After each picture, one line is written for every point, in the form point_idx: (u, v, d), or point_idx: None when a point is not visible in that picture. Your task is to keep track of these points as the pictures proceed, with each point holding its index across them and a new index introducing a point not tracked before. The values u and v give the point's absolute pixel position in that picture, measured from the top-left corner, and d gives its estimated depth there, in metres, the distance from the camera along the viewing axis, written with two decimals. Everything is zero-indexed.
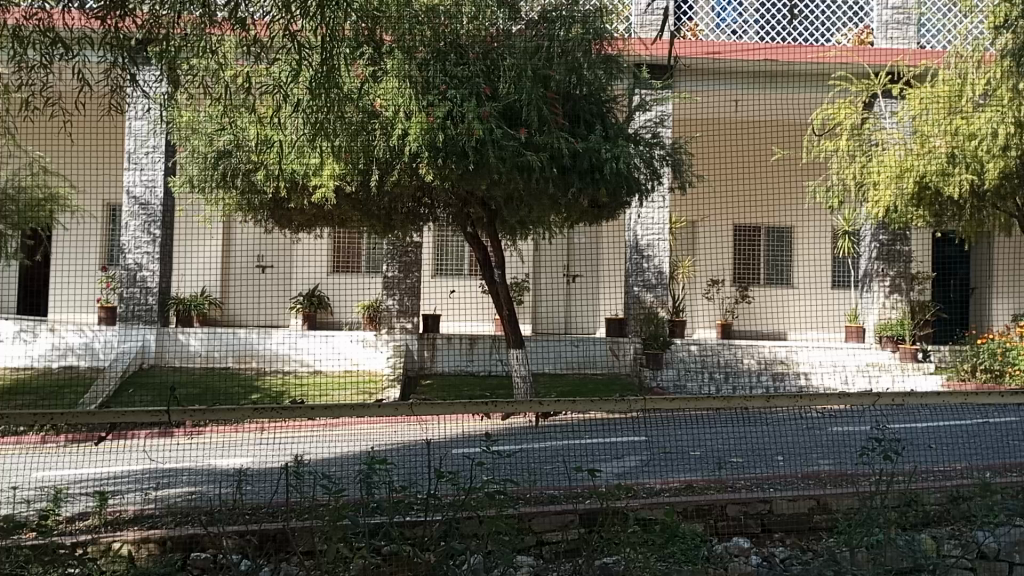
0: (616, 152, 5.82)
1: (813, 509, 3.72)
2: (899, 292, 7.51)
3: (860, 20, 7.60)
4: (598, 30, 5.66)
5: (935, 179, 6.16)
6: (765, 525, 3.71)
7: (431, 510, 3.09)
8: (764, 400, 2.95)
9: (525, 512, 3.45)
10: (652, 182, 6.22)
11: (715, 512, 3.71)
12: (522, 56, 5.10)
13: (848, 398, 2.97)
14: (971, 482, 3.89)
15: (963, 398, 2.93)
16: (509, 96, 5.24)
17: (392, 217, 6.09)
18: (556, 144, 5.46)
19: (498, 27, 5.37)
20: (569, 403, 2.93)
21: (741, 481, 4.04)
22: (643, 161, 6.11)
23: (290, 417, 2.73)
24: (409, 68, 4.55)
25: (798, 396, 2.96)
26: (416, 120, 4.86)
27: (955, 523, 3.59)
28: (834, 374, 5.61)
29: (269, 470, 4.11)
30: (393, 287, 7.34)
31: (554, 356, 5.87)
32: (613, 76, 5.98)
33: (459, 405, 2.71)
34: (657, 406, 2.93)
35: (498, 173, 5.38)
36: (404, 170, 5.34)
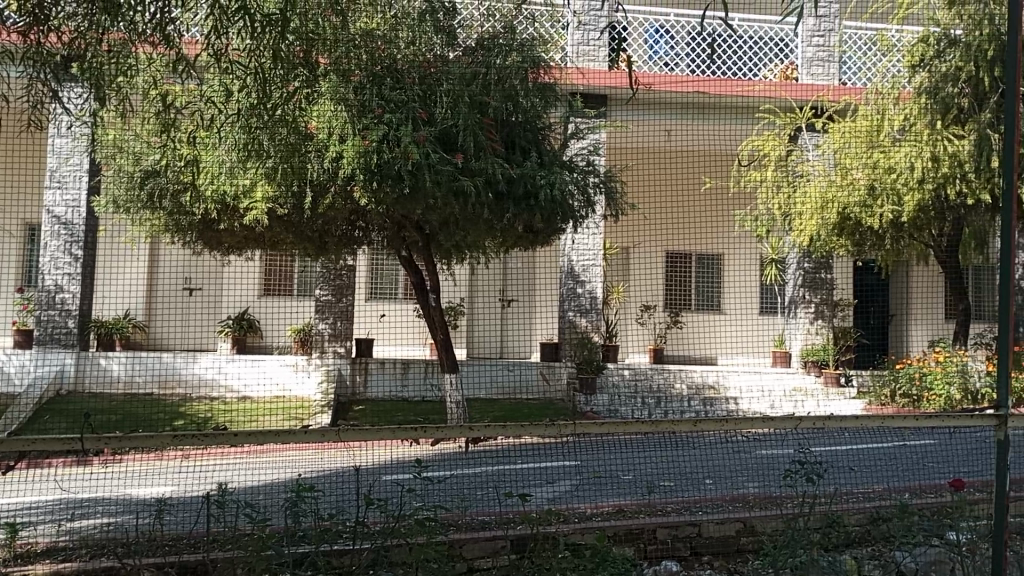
0: (551, 179, 5.89)
1: (740, 531, 3.80)
2: (824, 318, 7.76)
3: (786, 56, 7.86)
4: (534, 57, 5.75)
5: (858, 211, 6.43)
6: (694, 548, 3.76)
7: (360, 538, 3.04)
8: (692, 424, 2.99)
9: (456, 539, 3.43)
10: (585, 211, 6.37)
11: (645, 536, 3.74)
12: (460, 80, 4.97)
13: (772, 422, 3.03)
14: (890, 503, 4.01)
15: (881, 422, 3.01)
16: (445, 120, 5.27)
17: (325, 240, 6.02)
18: (491, 170, 5.52)
19: (435, 51, 5.32)
20: (500, 428, 2.92)
21: (671, 505, 4.10)
22: (578, 188, 6.26)
23: (212, 445, 2.65)
24: (343, 91, 4.60)
25: (724, 420, 3.02)
26: (352, 143, 4.96)
27: (875, 544, 3.71)
28: (761, 400, 5.67)
29: (191, 500, 3.99)
30: (326, 310, 7.51)
31: (486, 382, 5.95)
32: (549, 105, 6.06)
33: (389, 431, 2.67)
34: (588, 430, 2.96)
35: (434, 198, 5.45)
36: (338, 194, 5.34)
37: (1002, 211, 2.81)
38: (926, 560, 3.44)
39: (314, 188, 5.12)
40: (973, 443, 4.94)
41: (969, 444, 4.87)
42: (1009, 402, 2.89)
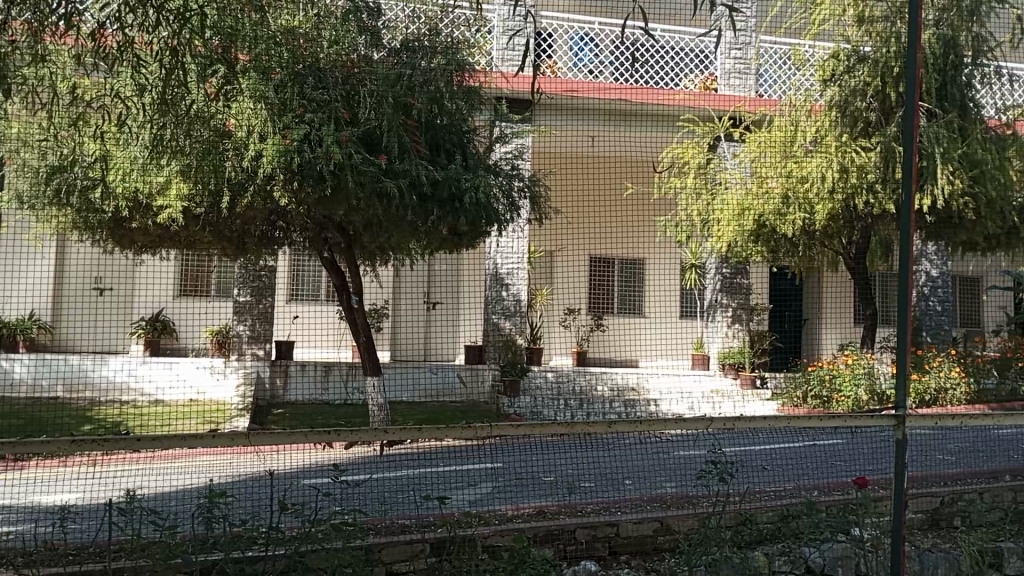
0: (475, 182, 5.91)
1: (657, 530, 3.87)
2: (740, 321, 8.11)
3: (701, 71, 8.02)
4: (459, 61, 5.79)
5: (773, 219, 6.62)
6: (612, 547, 3.83)
7: (274, 544, 2.99)
8: (606, 425, 3.04)
9: (375, 542, 3.41)
10: (511, 214, 6.40)
11: (564, 537, 3.78)
12: (383, 83, 5.01)
13: (684, 423, 3.11)
14: (799, 501, 4.15)
15: (787, 422, 3.12)
16: (369, 121, 5.24)
17: (245, 241, 5.94)
18: (416, 172, 5.51)
19: (359, 53, 5.27)
20: (416, 432, 2.91)
21: (590, 506, 4.15)
22: (502, 192, 6.33)
23: (115, 450, 2.56)
24: (262, 87, 4.79)
25: (637, 421, 3.08)
26: (270, 142, 5.00)
27: (785, 540, 3.84)
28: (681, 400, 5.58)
29: (99, 508, 3.85)
30: (244, 313, 7.43)
31: (406, 384, 5.96)
32: (474, 109, 6.07)
33: (302, 435, 2.62)
34: (506, 432, 2.98)
35: (357, 199, 5.42)
36: (258, 194, 5.26)
37: (901, 222, 2.94)
38: (831, 555, 3.66)
39: (232, 187, 5.12)
40: (877, 442, 5.14)
41: (872, 442, 5.07)
42: (906, 403, 3.04)
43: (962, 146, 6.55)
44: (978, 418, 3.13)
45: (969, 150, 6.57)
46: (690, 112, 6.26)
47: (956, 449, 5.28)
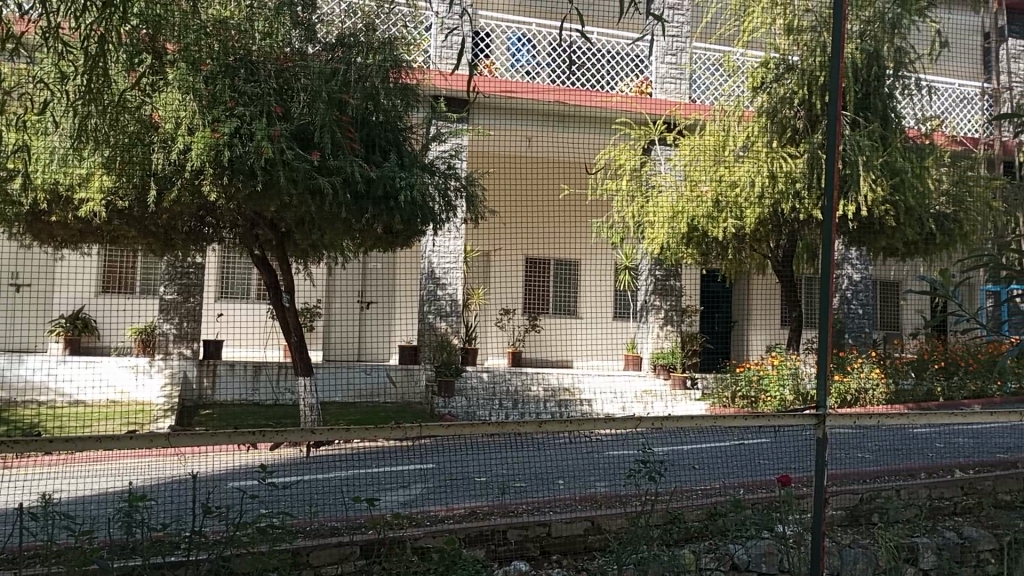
0: (411, 180, 5.81)
1: (587, 529, 3.91)
2: (672, 323, 8.18)
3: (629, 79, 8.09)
4: (394, 58, 5.82)
5: (704, 221, 6.87)
6: (543, 547, 3.85)
7: (196, 548, 2.92)
8: (537, 425, 3.05)
9: (303, 544, 3.36)
10: (447, 214, 6.39)
11: (496, 537, 3.79)
12: (317, 78, 5.18)
13: (614, 422, 3.14)
14: (725, 499, 4.25)
15: (713, 421, 3.18)
16: (303, 117, 5.23)
17: (171, 237, 6.03)
18: (350, 169, 5.42)
19: (293, 47, 5.50)
20: (344, 433, 2.87)
21: (521, 506, 4.17)
22: (438, 192, 6.32)
23: (25, 452, 2.46)
24: (192, 77, 4.93)
25: (568, 421, 3.10)
26: (200, 135, 4.93)
27: (712, 537, 3.95)
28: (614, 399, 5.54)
29: (10, 514, 3.69)
30: (171, 311, 7.23)
31: (335, 386, 6.01)
32: (411, 106, 6.01)
33: (224, 436, 2.55)
34: (435, 433, 2.96)
35: (288, 195, 5.31)
36: (185, 189, 5.18)
37: (823, 226, 3.03)
38: (756, 552, 3.76)
39: (158, 181, 5.11)
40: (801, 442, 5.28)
41: (795, 440, 5.22)
42: (827, 402, 3.14)
43: (883, 155, 6.85)
44: (894, 417, 3.23)
45: (890, 158, 6.87)
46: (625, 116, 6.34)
47: (875, 447, 5.47)
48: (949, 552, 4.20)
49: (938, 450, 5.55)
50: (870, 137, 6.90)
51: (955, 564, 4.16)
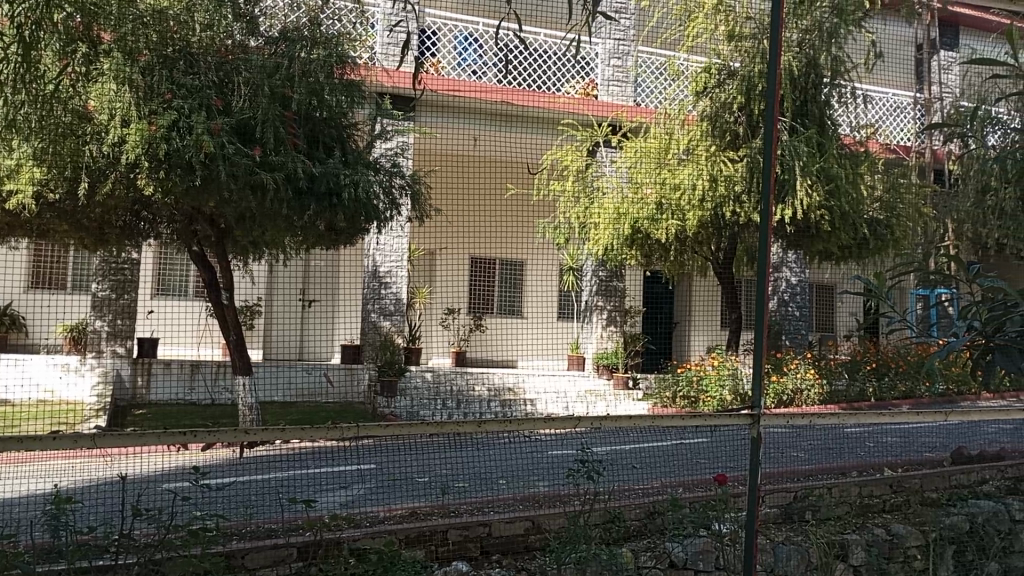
0: (355, 178, 6.04)
1: (528, 529, 3.94)
2: (614, 323, 8.28)
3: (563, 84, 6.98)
4: (339, 54, 5.70)
5: (647, 222, 6.72)
6: (484, 547, 3.87)
7: (125, 551, 2.86)
8: (476, 425, 3.05)
9: (238, 547, 3.32)
10: (392, 212, 6.49)
11: (436, 538, 3.82)
12: (259, 73, 5.16)
13: (553, 422, 3.16)
14: (664, 498, 4.32)
15: (652, 421, 3.22)
16: (243, 111, 5.32)
17: (104, 230, 5.86)
18: (293, 165, 5.62)
19: (235, 40, 5.37)
20: (280, 433, 2.83)
21: (462, 505, 4.18)
22: (382, 189, 6.43)
23: None
24: (127, 68, 4.62)
25: (508, 421, 3.10)
26: (134, 127, 4.93)
27: (651, 536, 4.06)
28: (558, 400, 5.65)
29: None
30: (104, 308, 7.02)
31: (285, 384, 5.69)
32: (354, 104, 5.96)
33: (152, 437, 2.48)
34: (373, 433, 2.94)
35: (228, 190, 5.45)
36: (119, 182, 5.25)
37: (761, 230, 3.10)
38: (694, 550, 3.89)
39: (91, 173, 5.00)
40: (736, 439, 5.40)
41: (730, 438, 5.33)
42: (762, 402, 3.21)
43: (819, 161, 7.17)
44: (826, 417, 3.33)
45: (826, 165, 7.19)
46: (570, 117, 6.10)
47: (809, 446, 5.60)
48: (878, 549, 4.34)
49: (868, 449, 5.72)
50: (808, 144, 7.18)
51: (883, 560, 4.30)
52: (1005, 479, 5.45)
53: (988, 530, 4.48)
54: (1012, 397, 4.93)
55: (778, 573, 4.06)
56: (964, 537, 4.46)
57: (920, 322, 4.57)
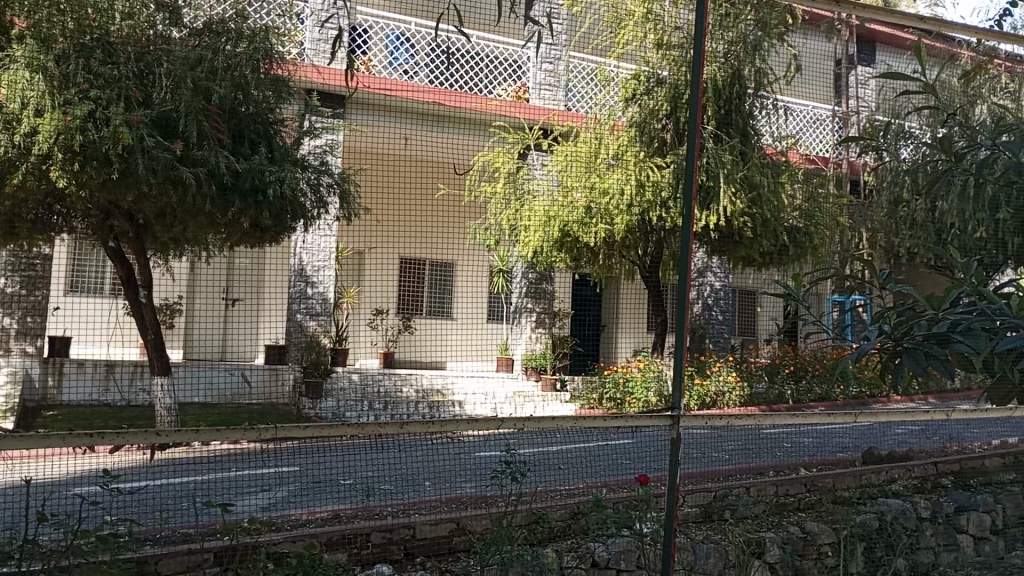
0: (281, 175, 6.00)
1: (452, 531, 4.10)
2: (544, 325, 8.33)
3: (521, 74, 6.89)
4: (267, 49, 5.87)
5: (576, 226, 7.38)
6: (407, 549, 4.05)
7: (30, 559, 2.75)
8: (399, 426, 3.03)
9: (150, 554, 3.44)
10: (319, 212, 6.47)
11: (358, 540, 3.98)
12: (181, 64, 5.43)
13: (476, 423, 3.16)
14: (587, 498, 4.52)
15: (575, 421, 3.24)
16: (162, 102, 5.43)
17: (15, 224, 5.93)
18: (215, 160, 5.66)
19: (156, 30, 5.43)
20: (194, 434, 2.76)
21: (387, 509, 4.33)
22: (310, 188, 6.39)
23: None
24: (44, 57, 5.02)
25: (430, 421, 3.08)
26: (48, 116, 5.10)
27: (575, 536, 4.26)
28: (485, 404, 5.51)
29: None
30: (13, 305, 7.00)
31: (204, 386, 5.28)
32: (281, 99, 5.97)
33: (56, 439, 2.38)
34: (291, 434, 2.88)
35: (148, 185, 5.55)
36: (31, 174, 5.31)
37: (683, 224, 3.22)
38: (616, 550, 4.11)
39: None
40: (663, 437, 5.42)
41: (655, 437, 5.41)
42: (681, 403, 3.32)
43: (743, 170, 7.85)
44: (745, 418, 3.43)
45: (748, 173, 7.88)
46: (502, 120, 5.83)
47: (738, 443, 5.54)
48: (792, 546, 4.54)
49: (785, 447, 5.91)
50: (731, 152, 7.78)
51: (797, 557, 4.51)
52: (911, 478, 5.73)
53: (895, 528, 4.70)
54: (920, 400, 5.15)
55: (697, 571, 4.19)
56: (873, 535, 4.67)
57: (836, 327, 4.71)
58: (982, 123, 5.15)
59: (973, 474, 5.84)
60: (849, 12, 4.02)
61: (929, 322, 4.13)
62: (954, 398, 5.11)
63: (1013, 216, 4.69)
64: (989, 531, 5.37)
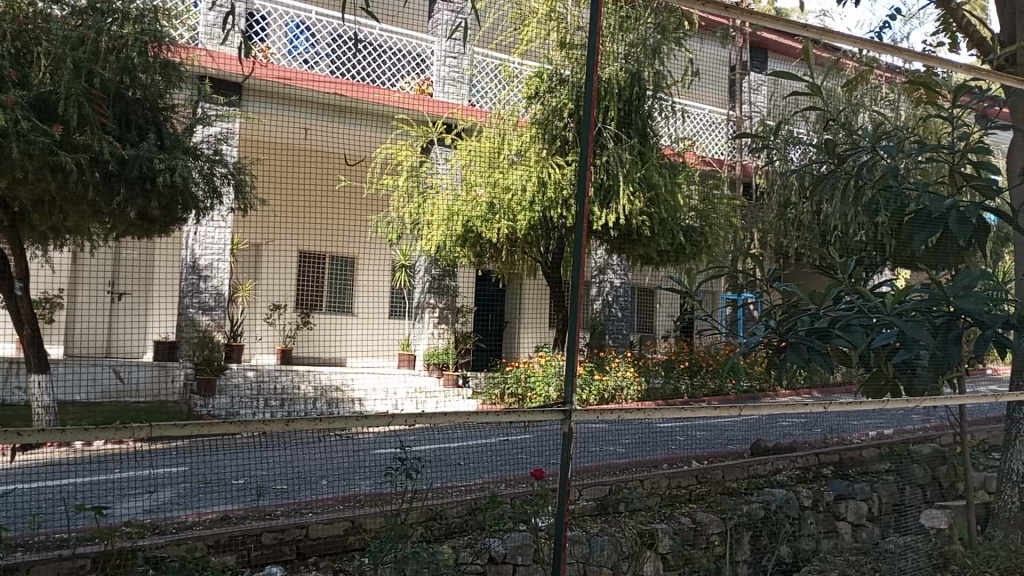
0: (171, 163, 5.78)
1: (348, 529, 4.26)
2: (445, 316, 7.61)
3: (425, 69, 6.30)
4: (153, 33, 6.10)
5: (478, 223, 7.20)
6: (300, 550, 4.19)
7: None
8: (285, 423, 2.93)
9: (23, 560, 3.55)
10: (211, 201, 5.93)
11: (249, 542, 4.11)
12: (61, 44, 5.74)
13: (367, 420, 3.11)
14: (483, 493, 4.70)
15: (466, 418, 3.22)
16: (41, 85, 5.86)
17: None
18: (96, 147, 5.80)
19: (37, 9, 5.89)
20: (59, 434, 2.61)
21: (279, 510, 4.45)
22: (203, 177, 5.98)
23: None
24: None
25: (317, 419, 2.99)
26: None
27: (471, 532, 4.47)
28: (386, 401, 5.26)
29: None
30: None
31: (87, 382, 4.83)
32: (172, 86, 5.87)
33: None
34: (167, 433, 2.77)
35: (25, 168, 6.04)
36: None
37: (575, 231, 3.42)
38: (512, 545, 4.28)
39: None
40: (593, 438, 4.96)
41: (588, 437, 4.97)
42: (572, 398, 3.40)
43: (642, 170, 8.00)
44: (638, 412, 3.48)
45: (647, 173, 7.95)
46: (408, 114, 5.60)
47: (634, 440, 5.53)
48: (682, 536, 4.77)
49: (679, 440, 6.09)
50: (630, 151, 7.94)
51: (687, 547, 4.71)
52: (795, 468, 6.07)
53: (779, 517, 4.95)
54: (806, 393, 5.20)
55: (592, 563, 4.31)
56: (759, 523, 4.89)
57: (729, 322, 4.93)
58: (862, 129, 5.45)
59: (852, 464, 6.17)
60: (741, 19, 4.14)
61: (811, 318, 4.62)
62: (836, 393, 5.25)
63: (888, 219, 4.99)
64: (865, 518, 5.69)
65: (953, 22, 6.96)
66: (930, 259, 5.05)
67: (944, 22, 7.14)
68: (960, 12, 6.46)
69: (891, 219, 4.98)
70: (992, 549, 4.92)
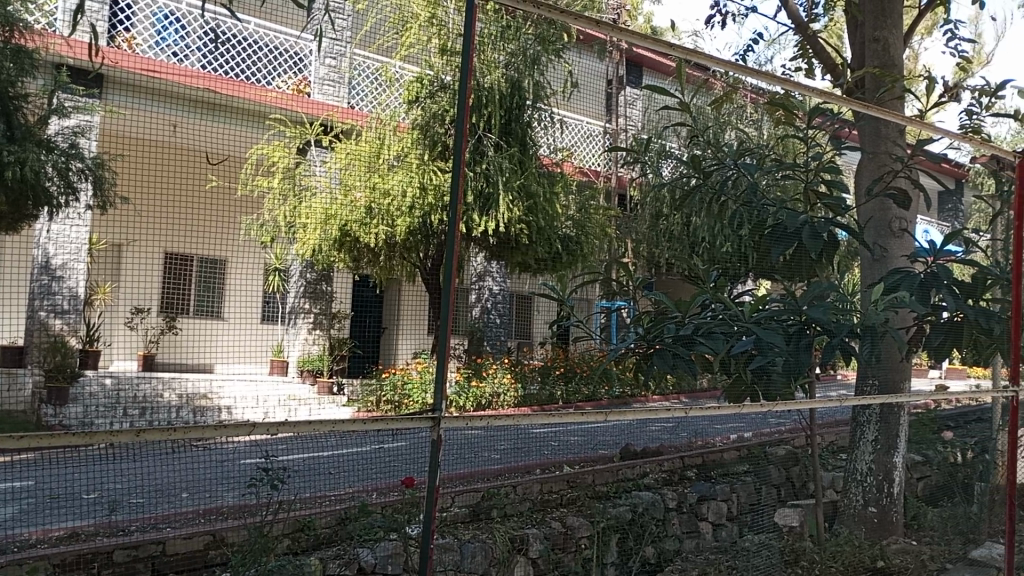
0: (21, 155, 5.79)
1: (208, 544, 4.42)
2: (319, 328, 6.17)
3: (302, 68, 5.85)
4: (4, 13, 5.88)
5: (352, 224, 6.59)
6: (154, 565, 4.33)
7: None
8: (135, 434, 2.76)
9: None
10: (65, 197, 5.56)
11: (99, 560, 4.20)
12: None
13: (224, 430, 2.96)
14: (353, 504, 4.64)
15: (332, 428, 3.14)
16: None
17: None
18: None
19: None
20: None
21: (133, 525, 4.44)
22: (55, 169, 5.66)
23: None
24: None
25: (171, 429, 2.84)
26: None
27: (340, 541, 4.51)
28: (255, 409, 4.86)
29: None
30: None
31: None
32: (24, 71, 5.59)
33: None
34: (2, 446, 2.53)
35: None
36: None
37: (447, 246, 3.41)
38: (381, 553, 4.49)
39: None
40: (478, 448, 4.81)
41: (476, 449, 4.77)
42: (441, 406, 3.36)
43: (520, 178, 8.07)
44: (508, 420, 3.48)
45: (525, 181, 7.98)
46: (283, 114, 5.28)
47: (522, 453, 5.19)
48: (552, 541, 4.88)
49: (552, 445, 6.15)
50: (511, 159, 8.28)
51: (556, 551, 4.84)
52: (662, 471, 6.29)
53: (645, 519, 5.13)
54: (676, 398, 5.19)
55: (464, 569, 4.34)
56: (626, 526, 5.04)
57: (603, 329, 5.07)
58: (727, 145, 5.67)
59: (713, 466, 6.49)
60: (614, 34, 4.24)
61: None
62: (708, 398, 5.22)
63: (750, 232, 5.23)
64: (726, 517, 5.99)
65: (808, 48, 7.44)
66: (784, 272, 5.35)
67: (800, 48, 7.63)
68: (815, 40, 6.89)
69: (752, 233, 5.23)
70: (838, 544, 5.29)
